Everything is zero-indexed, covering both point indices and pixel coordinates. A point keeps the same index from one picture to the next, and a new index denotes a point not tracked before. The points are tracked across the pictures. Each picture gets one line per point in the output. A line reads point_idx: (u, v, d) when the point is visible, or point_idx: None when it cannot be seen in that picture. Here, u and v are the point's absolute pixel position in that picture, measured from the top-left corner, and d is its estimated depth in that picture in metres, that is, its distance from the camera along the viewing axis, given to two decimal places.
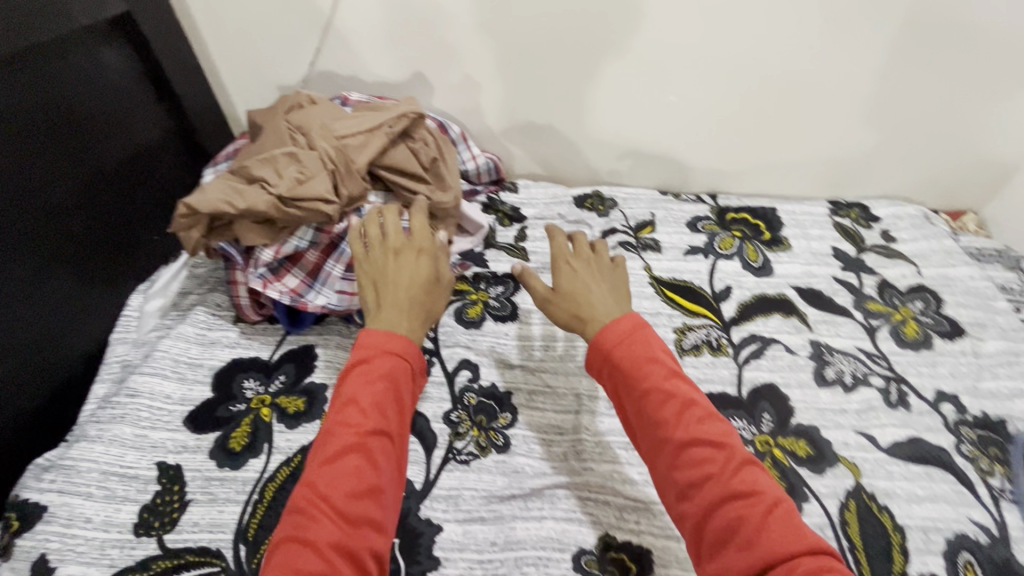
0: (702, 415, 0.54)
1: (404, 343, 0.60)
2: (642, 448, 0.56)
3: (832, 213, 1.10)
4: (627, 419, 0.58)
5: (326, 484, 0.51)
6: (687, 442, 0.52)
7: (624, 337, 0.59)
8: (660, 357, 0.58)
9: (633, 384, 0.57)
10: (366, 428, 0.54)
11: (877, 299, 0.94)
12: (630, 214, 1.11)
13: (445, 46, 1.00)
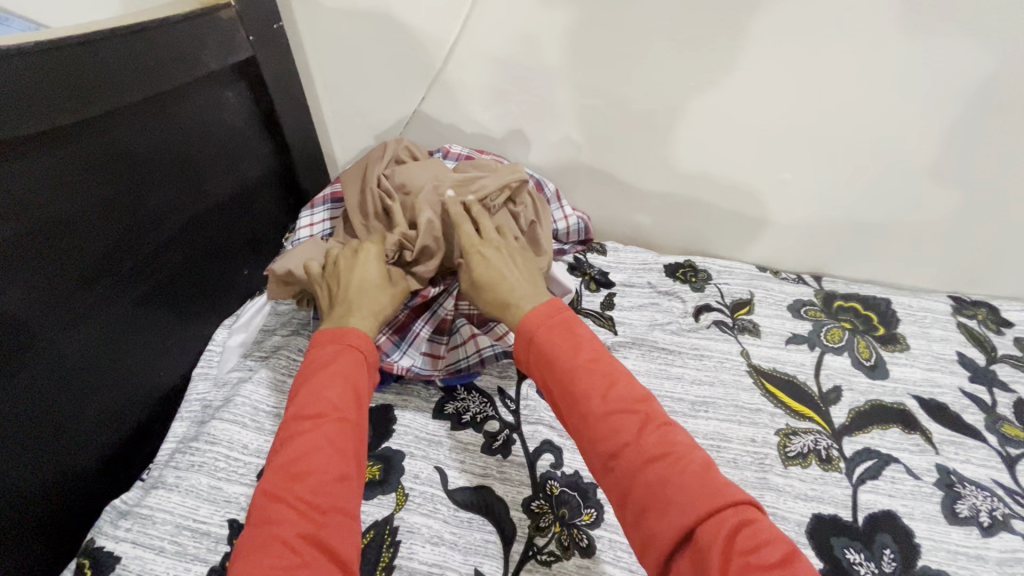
0: (621, 384, 0.59)
1: (361, 338, 0.67)
2: (577, 437, 0.58)
3: (956, 312, 1.00)
4: (558, 409, 0.61)
5: (291, 468, 0.54)
6: (606, 416, 0.56)
7: (543, 321, 0.65)
8: (580, 337, 0.64)
9: (556, 370, 0.61)
10: (319, 414, 0.58)
11: (1014, 423, 0.84)
12: (726, 290, 1.04)
13: (551, 104, 0.98)
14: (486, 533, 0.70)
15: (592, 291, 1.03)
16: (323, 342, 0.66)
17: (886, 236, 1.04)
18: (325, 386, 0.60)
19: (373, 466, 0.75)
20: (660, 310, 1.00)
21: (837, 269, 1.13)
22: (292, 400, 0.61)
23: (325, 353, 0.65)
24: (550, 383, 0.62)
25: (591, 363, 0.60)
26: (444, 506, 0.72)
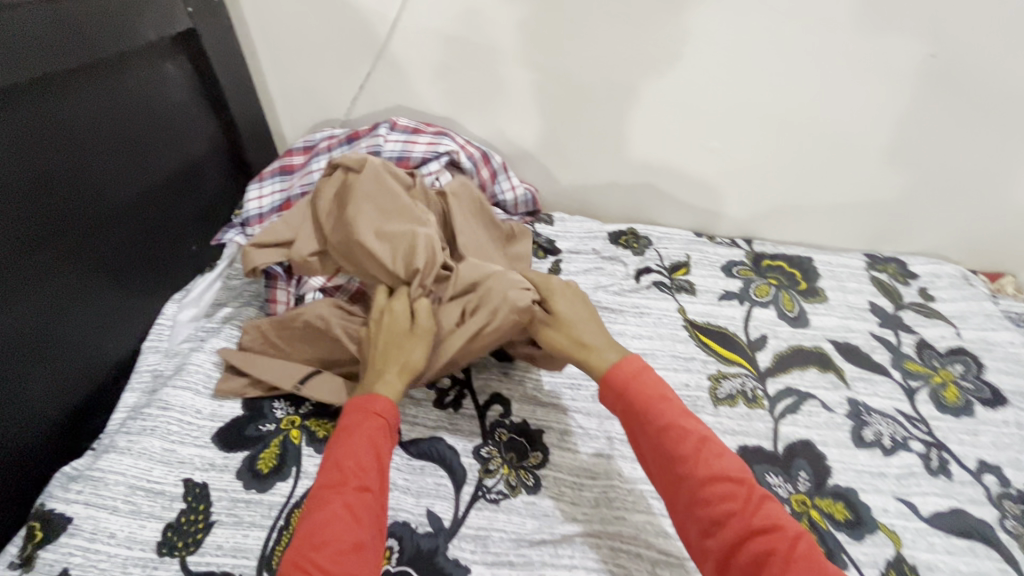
0: (713, 451, 0.60)
1: (382, 402, 0.67)
2: (665, 496, 0.61)
3: (869, 266, 1.09)
4: (647, 467, 0.63)
5: (317, 535, 0.55)
6: (699, 482, 0.57)
7: (631, 377, 0.67)
8: (663, 396, 0.65)
9: (647, 431, 0.62)
10: (348, 485, 0.59)
11: (915, 359, 0.93)
12: (665, 254, 1.11)
13: (493, 78, 1.02)
14: (438, 478, 0.74)
15: (540, 258, 1.08)
16: (353, 412, 0.67)
17: (811, 200, 1.11)
18: (354, 455, 0.61)
19: (328, 424, 0.78)
20: (604, 274, 1.06)
21: (766, 232, 1.18)
22: (322, 465, 0.62)
23: (355, 420, 0.65)
24: (639, 442, 0.64)
25: (679, 426, 0.61)
26: (397, 455, 0.76)
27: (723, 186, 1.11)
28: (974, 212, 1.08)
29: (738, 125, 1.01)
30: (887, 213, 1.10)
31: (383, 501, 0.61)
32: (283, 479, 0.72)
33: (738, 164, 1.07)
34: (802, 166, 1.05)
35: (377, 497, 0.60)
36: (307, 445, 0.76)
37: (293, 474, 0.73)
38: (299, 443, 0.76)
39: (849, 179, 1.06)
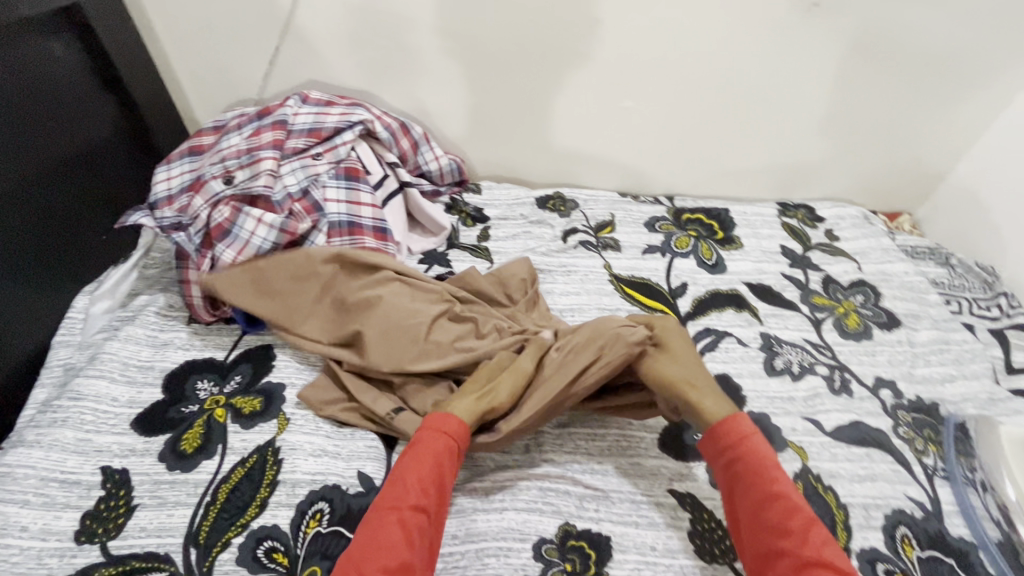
0: (821, 538, 0.56)
1: (451, 422, 0.67)
2: (750, 555, 0.58)
3: (781, 214, 1.16)
4: (737, 526, 0.61)
5: (371, 547, 0.55)
6: (801, 563, 0.54)
7: (743, 438, 0.64)
8: (774, 467, 0.62)
9: (754, 494, 0.60)
10: (407, 503, 0.59)
11: (822, 294, 0.99)
12: (591, 215, 1.14)
13: (406, 48, 1.01)
14: (369, 441, 0.75)
15: (468, 226, 1.09)
16: (426, 428, 0.67)
17: (725, 155, 1.16)
18: (415, 479, 0.61)
19: (254, 400, 0.77)
20: (532, 237, 1.08)
21: (687, 189, 1.23)
22: (390, 478, 0.62)
23: (427, 442, 0.65)
24: (736, 498, 0.61)
25: (788, 501, 0.59)
26: (327, 424, 0.76)
27: (642, 146, 1.15)
28: (871, 156, 1.16)
29: (649, 83, 1.04)
30: (795, 163, 1.17)
31: (438, 524, 0.61)
32: (208, 457, 0.71)
33: (653, 123, 1.11)
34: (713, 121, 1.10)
35: (431, 525, 0.60)
36: (232, 422, 0.75)
37: (218, 451, 0.72)
38: (224, 422, 0.75)
39: (758, 131, 1.11)
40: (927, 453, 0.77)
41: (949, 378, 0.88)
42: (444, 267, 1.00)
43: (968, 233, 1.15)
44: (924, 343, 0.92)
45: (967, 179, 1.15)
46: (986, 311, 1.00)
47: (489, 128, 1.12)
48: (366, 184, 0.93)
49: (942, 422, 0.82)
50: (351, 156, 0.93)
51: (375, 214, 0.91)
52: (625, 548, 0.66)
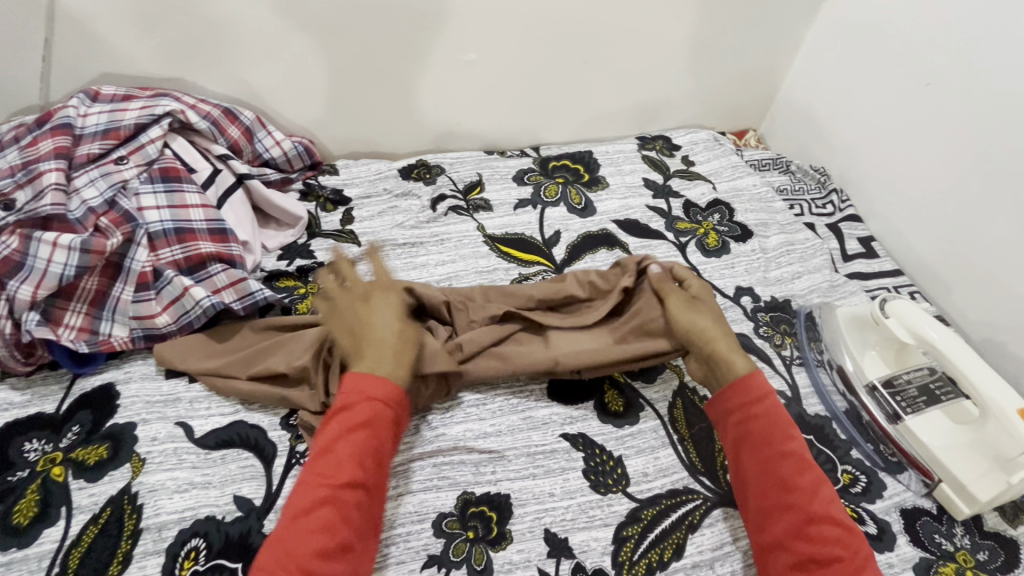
0: (826, 496, 0.60)
1: (386, 388, 0.63)
2: (755, 506, 0.61)
3: (641, 147, 1.19)
4: (743, 481, 0.63)
5: (299, 524, 0.55)
6: (807, 518, 0.58)
7: (756, 400, 0.65)
8: (790, 425, 0.64)
9: (765, 451, 0.62)
10: (338, 480, 0.57)
11: (684, 219, 1.04)
12: (458, 178, 1.09)
13: (210, 24, 0.89)
14: (243, 461, 0.69)
15: (329, 212, 1.01)
16: (360, 401, 0.62)
17: (580, 98, 1.16)
18: (345, 455, 0.58)
19: (99, 448, 0.67)
20: (399, 212, 1.02)
21: (551, 137, 1.22)
22: (321, 451, 0.60)
23: (361, 412, 0.61)
24: (743, 454, 0.64)
25: (800, 459, 0.62)
26: (192, 453, 0.68)
27: (497, 100, 1.11)
28: (712, 80, 1.21)
29: (490, 34, 1.00)
30: (646, 96, 1.19)
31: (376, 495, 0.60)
32: (50, 525, 0.62)
33: (503, 74, 1.07)
34: (562, 65, 1.08)
35: (370, 497, 0.59)
36: (76, 479, 0.65)
37: (63, 514, 0.62)
38: (64, 481, 0.65)
39: (607, 69, 1.12)
40: (784, 345, 0.85)
41: (798, 275, 0.97)
42: (308, 259, 0.93)
43: (801, 140, 1.25)
44: (775, 248, 1.00)
45: (796, 91, 1.24)
46: (822, 209, 1.11)
47: (332, 102, 1.03)
48: (190, 183, 0.83)
49: (794, 315, 0.90)
50: (165, 155, 0.84)
51: (207, 215, 0.82)
52: (525, 501, 0.66)
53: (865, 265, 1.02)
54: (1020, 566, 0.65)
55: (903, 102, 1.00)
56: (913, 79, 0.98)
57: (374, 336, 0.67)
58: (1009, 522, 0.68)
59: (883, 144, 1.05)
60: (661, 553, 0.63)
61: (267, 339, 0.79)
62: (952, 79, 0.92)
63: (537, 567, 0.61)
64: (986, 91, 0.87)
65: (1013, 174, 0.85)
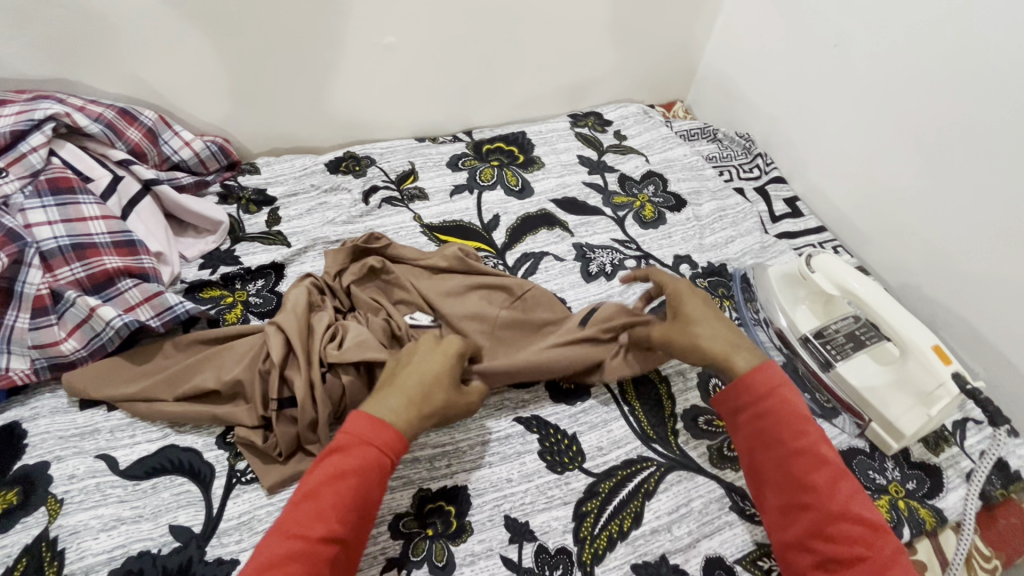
0: (846, 490, 0.58)
1: (383, 433, 0.57)
2: (775, 504, 0.60)
3: (574, 125, 1.19)
4: (760, 478, 0.61)
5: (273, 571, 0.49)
6: (829, 517, 0.56)
7: (764, 398, 0.62)
8: (806, 420, 0.61)
9: (779, 450, 0.60)
10: (321, 533, 0.52)
11: (620, 193, 1.05)
12: (389, 168, 1.05)
13: (90, 18, 0.80)
14: (177, 488, 0.64)
15: (252, 213, 0.95)
16: (355, 448, 0.56)
17: (507, 79, 1.14)
18: (327, 503, 0.53)
19: (8, 494, 0.61)
20: (329, 208, 0.97)
21: (482, 119, 1.20)
22: (307, 481, 0.55)
23: (354, 457, 0.55)
24: (758, 453, 0.61)
25: (817, 455, 0.59)
26: (118, 487, 0.63)
27: (422, 85, 1.08)
28: (637, 53, 1.22)
29: (406, 16, 0.96)
30: (574, 73, 1.19)
31: (349, 551, 0.54)
32: None
33: (425, 58, 1.03)
34: (485, 44, 1.06)
35: (345, 549, 0.53)
36: None
37: None
38: None
39: (532, 48, 1.10)
40: (723, 308, 0.88)
41: (731, 239, 1.00)
42: (233, 266, 0.87)
43: (725, 109, 1.29)
44: (708, 215, 1.03)
45: (717, 61, 1.27)
46: (749, 173, 1.15)
47: (244, 96, 0.97)
48: (86, 195, 0.76)
49: (731, 278, 0.93)
50: (52, 164, 0.76)
51: (109, 227, 0.75)
52: (483, 490, 0.65)
53: (792, 225, 1.07)
54: (945, 490, 0.70)
55: (815, 65, 1.04)
56: (821, 42, 1.02)
57: (411, 363, 0.63)
58: (932, 451, 0.74)
59: (801, 107, 1.09)
60: (620, 524, 0.64)
61: (193, 355, 0.73)
62: (856, 41, 0.96)
63: (499, 554, 0.61)
64: (886, 51, 0.92)
65: (916, 127, 0.90)
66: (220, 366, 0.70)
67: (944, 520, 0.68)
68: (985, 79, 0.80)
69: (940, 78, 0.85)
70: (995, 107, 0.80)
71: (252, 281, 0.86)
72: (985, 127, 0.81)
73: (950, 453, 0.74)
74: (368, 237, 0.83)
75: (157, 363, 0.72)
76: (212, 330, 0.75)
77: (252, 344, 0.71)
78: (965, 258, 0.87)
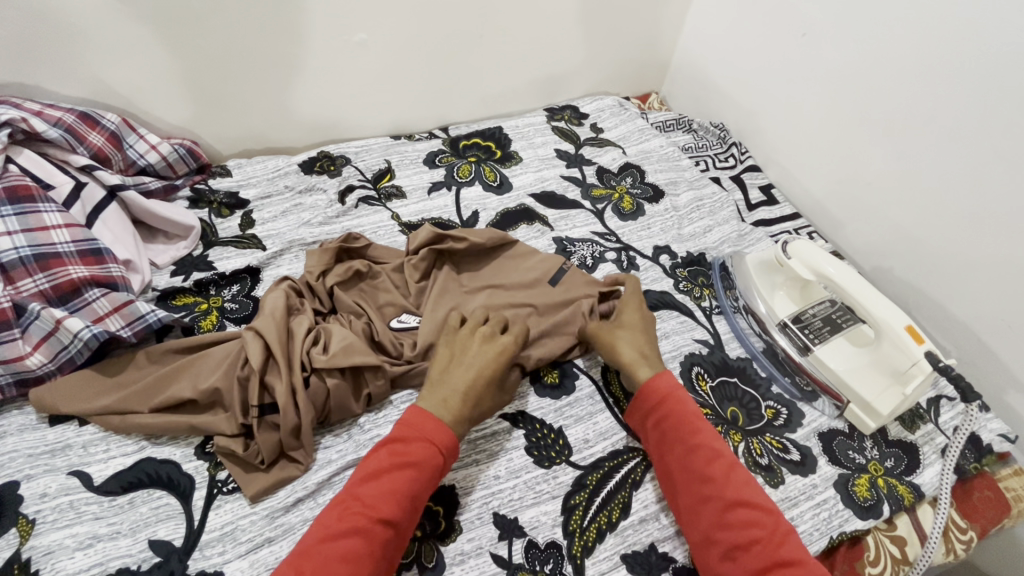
0: (740, 479, 0.60)
1: (439, 428, 0.59)
2: (681, 502, 0.60)
3: (550, 119, 1.18)
4: (669, 481, 0.62)
5: (368, 480, 0.55)
6: (727, 506, 0.57)
7: (663, 403, 0.64)
8: (697, 418, 0.64)
9: (681, 449, 0.61)
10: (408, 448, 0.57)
11: (599, 186, 1.05)
12: (365, 167, 1.03)
13: (43, 19, 0.77)
14: (156, 501, 0.62)
15: (225, 217, 0.92)
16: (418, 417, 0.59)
17: (481, 73, 1.13)
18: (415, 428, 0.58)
19: None
20: (304, 209, 0.95)
21: (458, 115, 1.19)
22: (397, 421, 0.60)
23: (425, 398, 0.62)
24: (665, 454, 0.63)
25: (710, 450, 0.61)
26: (93, 504, 0.61)
27: (396, 82, 1.06)
28: (611, 46, 1.22)
29: (375, 12, 0.94)
30: (548, 66, 1.19)
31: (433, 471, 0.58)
32: None
33: (397, 54, 1.02)
34: (459, 40, 1.05)
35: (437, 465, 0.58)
36: None
37: None
38: None
39: (505, 42, 1.10)
40: (704, 297, 0.89)
41: (709, 227, 1.01)
42: (206, 272, 0.85)
43: (699, 100, 1.30)
44: (685, 205, 1.04)
45: (690, 52, 1.28)
46: (725, 162, 1.16)
47: (212, 97, 0.95)
48: (48, 203, 0.73)
49: (710, 267, 0.94)
50: (9, 171, 0.73)
51: (73, 235, 0.73)
52: (471, 488, 0.65)
53: (768, 212, 1.08)
54: (922, 466, 0.72)
55: (785, 54, 1.06)
56: (791, 31, 1.03)
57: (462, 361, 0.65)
58: (908, 429, 0.76)
59: (772, 96, 1.11)
60: (609, 515, 0.64)
61: (168, 365, 0.71)
62: (823, 30, 0.98)
63: (489, 552, 0.61)
64: (853, 38, 0.93)
65: (884, 113, 0.92)
66: (196, 375, 0.68)
67: (922, 495, 0.70)
68: (948, 63, 0.82)
69: (905, 64, 0.87)
70: (958, 90, 0.82)
71: (227, 287, 0.84)
72: (949, 110, 0.83)
73: (925, 430, 0.76)
74: (347, 236, 0.84)
75: (129, 375, 0.70)
76: (186, 339, 0.73)
77: (229, 352, 0.69)
78: (933, 239, 0.89)
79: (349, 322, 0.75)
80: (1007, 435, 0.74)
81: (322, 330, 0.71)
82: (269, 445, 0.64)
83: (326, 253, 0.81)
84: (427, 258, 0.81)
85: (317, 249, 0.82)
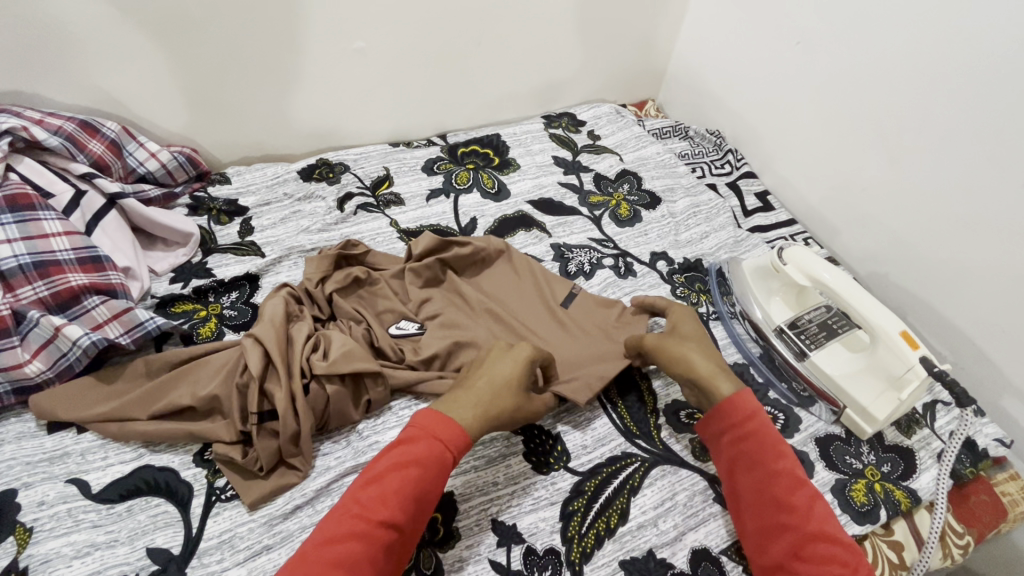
0: (821, 511, 0.58)
1: (450, 429, 0.58)
2: (754, 525, 0.59)
3: (548, 126, 1.19)
4: (739, 505, 0.61)
5: (375, 484, 0.54)
6: (807, 537, 0.56)
7: (743, 424, 0.62)
8: (780, 443, 0.62)
9: (758, 474, 0.60)
10: (415, 452, 0.56)
11: (596, 193, 1.06)
12: (364, 174, 1.04)
13: (45, 28, 0.78)
14: (154, 509, 0.62)
15: (224, 224, 0.93)
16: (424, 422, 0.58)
17: (479, 81, 1.14)
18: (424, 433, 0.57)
19: None
20: (303, 216, 0.95)
21: (456, 123, 1.20)
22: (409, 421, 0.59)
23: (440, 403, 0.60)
24: (739, 478, 0.61)
25: (793, 477, 0.59)
26: (90, 512, 0.61)
27: (395, 90, 1.07)
28: (608, 54, 1.24)
29: (375, 21, 0.95)
30: (545, 73, 1.20)
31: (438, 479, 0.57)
32: None
33: (396, 62, 1.03)
34: (457, 48, 1.06)
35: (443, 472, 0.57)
36: None
37: None
38: None
39: (504, 50, 1.11)
40: (701, 303, 0.90)
41: (706, 233, 1.02)
42: (205, 279, 0.85)
43: (695, 107, 1.31)
44: (682, 211, 1.05)
45: (686, 59, 1.29)
46: (721, 169, 1.17)
47: (212, 106, 0.95)
48: (48, 211, 0.73)
49: (706, 273, 0.95)
50: (10, 179, 0.74)
51: (73, 243, 0.73)
52: (470, 495, 0.65)
53: (764, 218, 1.09)
54: (918, 471, 0.73)
55: (780, 61, 1.07)
56: (785, 39, 1.05)
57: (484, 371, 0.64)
58: (904, 434, 0.76)
59: (768, 104, 1.12)
60: (607, 521, 0.64)
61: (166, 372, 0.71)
62: (818, 38, 0.99)
63: (488, 558, 0.61)
64: (847, 47, 0.95)
65: (878, 120, 0.93)
66: (195, 382, 0.68)
67: (918, 500, 0.70)
68: (940, 71, 0.83)
69: (898, 72, 0.88)
70: (950, 98, 0.83)
71: (226, 294, 0.84)
72: (942, 117, 0.84)
73: (921, 435, 0.76)
74: (346, 243, 0.85)
75: (127, 382, 0.70)
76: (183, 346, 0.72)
77: (228, 360, 0.69)
78: (926, 245, 0.90)
79: (350, 328, 0.75)
80: (1002, 439, 0.75)
81: (323, 338, 0.71)
82: (267, 452, 0.64)
83: (325, 260, 0.81)
84: (429, 266, 0.82)
85: (317, 256, 0.83)
